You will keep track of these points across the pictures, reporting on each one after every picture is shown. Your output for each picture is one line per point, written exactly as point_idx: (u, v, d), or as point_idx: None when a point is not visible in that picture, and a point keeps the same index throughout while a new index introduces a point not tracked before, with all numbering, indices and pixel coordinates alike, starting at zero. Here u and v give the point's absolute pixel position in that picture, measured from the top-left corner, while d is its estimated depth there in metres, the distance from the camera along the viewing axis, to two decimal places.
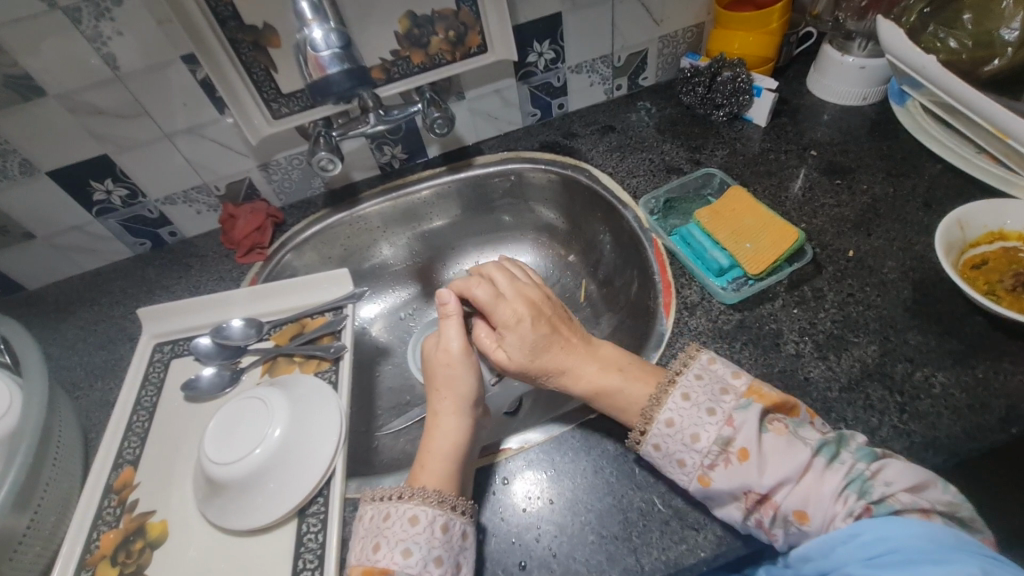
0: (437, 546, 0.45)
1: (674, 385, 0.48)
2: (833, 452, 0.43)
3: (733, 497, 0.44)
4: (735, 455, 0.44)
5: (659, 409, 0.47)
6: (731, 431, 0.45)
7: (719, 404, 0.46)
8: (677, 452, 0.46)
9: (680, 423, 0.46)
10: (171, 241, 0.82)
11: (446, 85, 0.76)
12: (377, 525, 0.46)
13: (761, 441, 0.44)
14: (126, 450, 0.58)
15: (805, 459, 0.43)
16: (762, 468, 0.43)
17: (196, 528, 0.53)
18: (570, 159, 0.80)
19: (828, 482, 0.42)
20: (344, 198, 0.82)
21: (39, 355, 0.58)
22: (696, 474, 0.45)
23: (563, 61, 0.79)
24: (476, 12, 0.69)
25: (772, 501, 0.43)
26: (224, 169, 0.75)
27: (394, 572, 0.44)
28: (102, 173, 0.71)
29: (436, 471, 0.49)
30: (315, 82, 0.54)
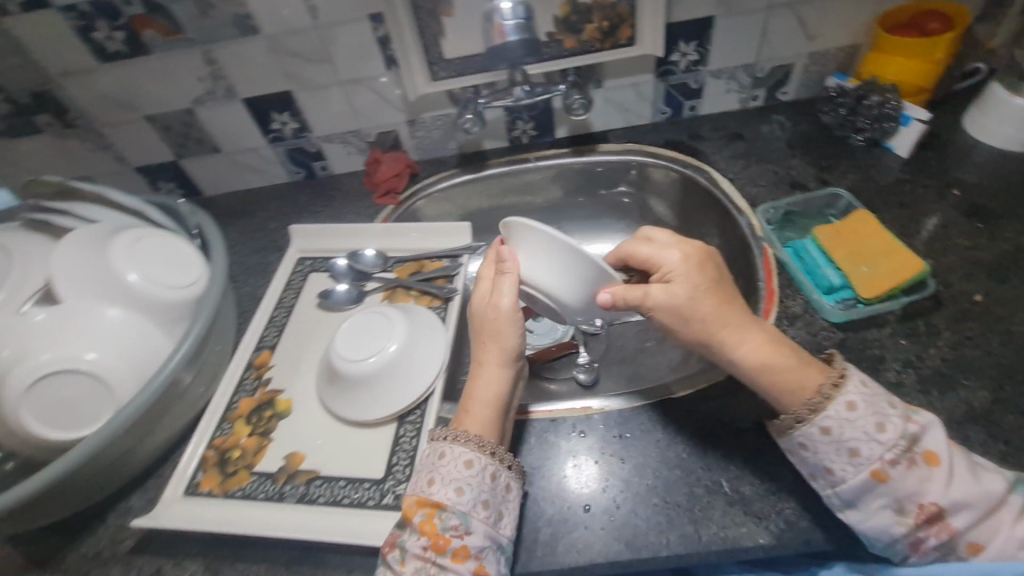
0: (485, 491, 0.49)
1: (842, 382, 0.48)
2: (1017, 490, 0.45)
3: (904, 503, 0.45)
4: (922, 458, 0.45)
5: (838, 394, 0.47)
6: (918, 434, 0.45)
7: (888, 420, 0.46)
8: (850, 441, 0.46)
9: (863, 409, 0.46)
10: (321, 175, 0.94)
11: (589, 72, 0.80)
12: (432, 462, 0.50)
13: (947, 454, 0.45)
14: (268, 336, 0.69)
15: (1000, 491, 0.44)
16: (951, 480, 0.44)
17: (315, 410, 0.62)
18: (692, 159, 0.83)
19: (1020, 527, 0.44)
20: (473, 162, 0.90)
21: (223, 247, 0.65)
22: (872, 468, 0.45)
23: (704, 63, 0.81)
24: (633, 6, 0.72)
25: (946, 522, 0.44)
26: (379, 119, 0.86)
27: (445, 507, 0.48)
28: (284, 106, 0.83)
29: (480, 417, 0.53)
30: (495, 45, 0.62)
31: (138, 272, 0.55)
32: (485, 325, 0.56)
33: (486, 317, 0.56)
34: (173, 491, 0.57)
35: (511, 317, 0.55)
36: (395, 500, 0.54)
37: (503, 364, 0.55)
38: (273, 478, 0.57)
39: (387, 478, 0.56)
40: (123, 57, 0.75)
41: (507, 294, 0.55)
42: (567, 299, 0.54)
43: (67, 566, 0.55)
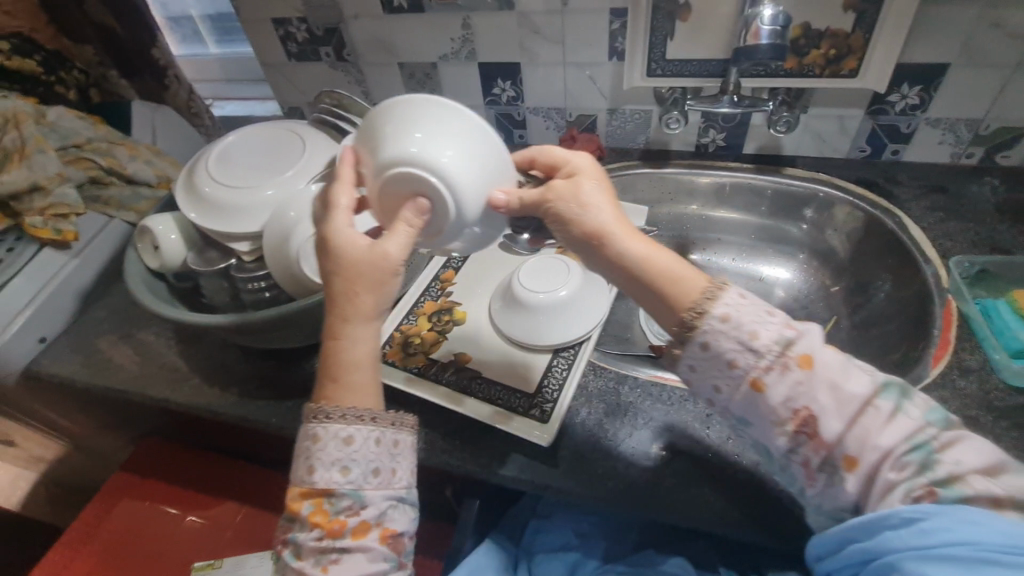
0: (375, 459, 0.49)
1: (723, 290, 0.49)
2: (899, 399, 0.46)
3: (781, 413, 0.46)
4: (795, 360, 0.46)
5: (715, 302, 0.48)
6: (863, 382, 0.46)
7: (763, 327, 0.47)
8: (760, 376, 0.46)
9: (736, 319, 0.47)
10: (516, 142, 1.06)
11: (799, 95, 0.83)
12: (308, 449, 0.48)
13: (880, 399, 0.45)
14: (454, 259, 0.82)
15: (861, 390, 0.45)
16: (831, 385, 0.45)
17: (485, 326, 0.73)
18: (883, 201, 0.82)
19: (888, 435, 0.44)
20: (656, 159, 0.96)
21: None
22: (748, 377, 0.47)
23: (923, 110, 0.80)
24: (867, 40, 0.74)
25: (824, 441, 0.45)
26: (585, 103, 0.95)
27: (334, 492, 0.47)
28: (509, 76, 0.96)
29: (354, 384, 0.50)
30: (745, 47, 0.67)
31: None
32: (355, 267, 0.48)
33: (362, 257, 0.48)
34: None
35: (375, 252, 0.48)
36: (542, 412, 0.63)
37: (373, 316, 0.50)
38: (445, 365, 0.68)
39: (538, 394, 0.64)
40: (402, 11, 0.92)
41: (396, 243, 0.48)
42: (457, 210, 0.48)
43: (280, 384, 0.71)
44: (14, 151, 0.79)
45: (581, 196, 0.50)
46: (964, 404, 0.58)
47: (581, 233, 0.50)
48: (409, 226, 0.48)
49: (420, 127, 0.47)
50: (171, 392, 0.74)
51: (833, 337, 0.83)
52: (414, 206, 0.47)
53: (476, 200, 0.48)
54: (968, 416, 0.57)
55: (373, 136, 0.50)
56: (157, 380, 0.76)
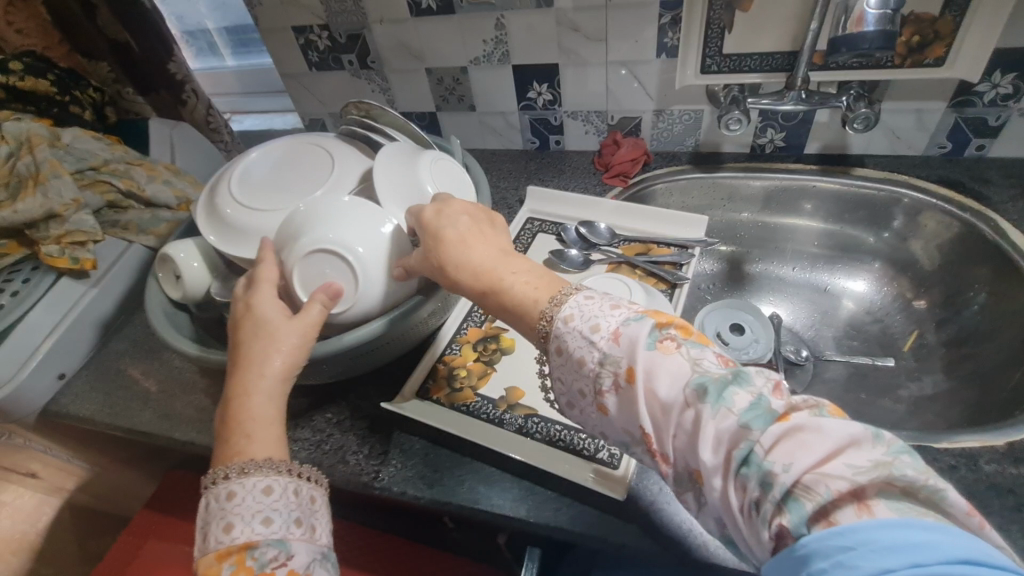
0: (296, 508, 0.44)
1: (569, 296, 0.45)
2: (711, 393, 0.36)
3: (627, 431, 0.41)
4: (625, 376, 0.40)
5: (557, 307, 0.45)
6: (616, 350, 0.41)
7: (588, 348, 0.42)
8: (584, 388, 0.43)
9: (568, 346, 0.43)
10: (552, 148, 0.99)
11: (872, 89, 0.75)
12: (221, 506, 0.43)
13: (650, 363, 0.39)
14: None
15: (670, 391, 0.38)
16: (646, 391, 0.39)
17: (537, 355, 0.66)
18: (973, 203, 0.73)
19: (709, 453, 0.35)
20: (707, 162, 0.89)
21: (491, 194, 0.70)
22: (595, 401, 0.43)
23: (1017, 100, 0.71)
24: (957, 24, 0.66)
25: (665, 454, 0.39)
26: (628, 105, 0.88)
27: (256, 544, 0.41)
28: (545, 78, 0.89)
29: (263, 438, 0.47)
30: (847, 35, 0.61)
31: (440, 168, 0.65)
32: (268, 326, 0.51)
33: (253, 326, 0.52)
34: (410, 388, 0.64)
35: (292, 324, 0.52)
36: (611, 457, 0.56)
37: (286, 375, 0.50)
38: (496, 403, 0.62)
39: (604, 435, 0.58)
40: (430, 13, 0.86)
41: (308, 318, 0.52)
42: (360, 286, 0.56)
43: (315, 424, 0.65)
44: (28, 178, 0.74)
45: (439, 237, 0.52)
46: None
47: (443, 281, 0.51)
48: (322, 305, 0.54)
49: (330, 225, 0.56)
50: (200, 434, 0.69)
51: (917, 354, 0.75)
52: (327, 290, 0.55)
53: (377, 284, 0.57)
54: None
55: (291, 230, 0.58)
56: (185, 420, 0.71)
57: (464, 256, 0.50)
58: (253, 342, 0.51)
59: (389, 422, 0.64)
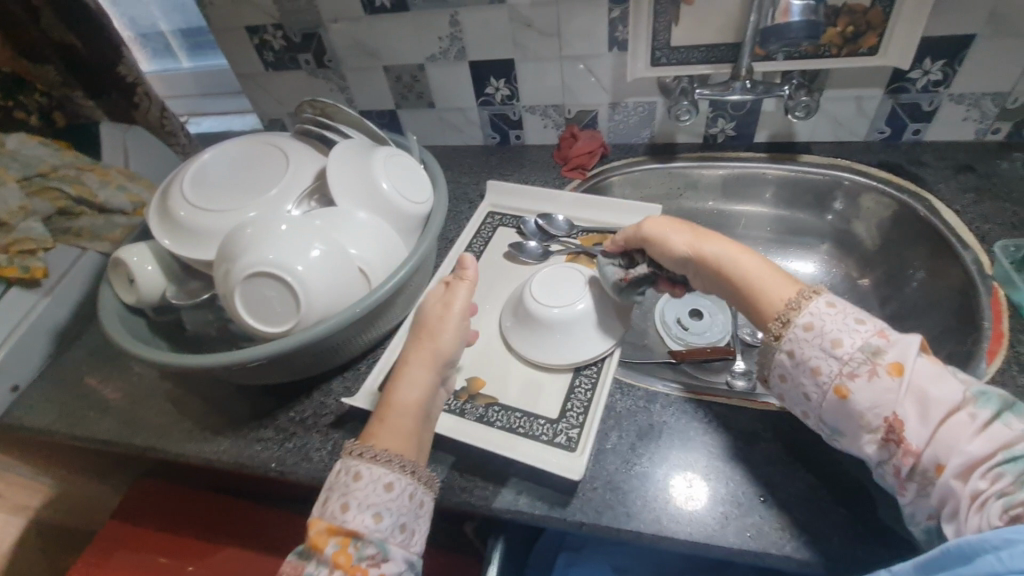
0: (403, 514, 0.48)
1: (813, 297, 0.49)
2: (998, 408, 0.41)
3: (866, 416, 0.44)
4: (883, 368, 0.44)
5: (801, 306, 0.49)
6: (882, 343, 0.45)
7: (848, 335, 0.46)
8: (812, 359, 0.47)
9: (820, 328, 0.47)
10: (513, 143, 1.00)
11: (813, 78, 0.78)
12: (346, 485, 0.47)
13: (914, 364, 0.44)
14: (457, 274, 0.77)
15: (955, 397, 0.42)
16: (910, 388, 0.43)
17: (498, 344, 0.67)
18: (910, 185, 0.77)
19: (976, 445, 0.40)
20: (663, 153, 0.91)
21: (447, 189, 0.71)
22: (831, 385, 0.46)
23: (947, 85, 0.75)
24: (887, 14, 0.69)
25: (913, 446, 0.42)
26: (584, 98, 0.90)
27: (360, 535, 0.45)
28: (502, 74, 0.90)
29: (399, 432, 0.50)
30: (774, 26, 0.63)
31: (389, 181, 0.63)
32: (425, 325, 0.56)
33: (434, 316, 0.57)
34: (372, 383, 0.64)
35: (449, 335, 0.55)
36: (568, 440, 0.57)
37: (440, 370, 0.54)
38: (455, 393, 0.62)
39: (562, 419, 0.59)
40: (385, 11, 0.86)
41: (452, 328, 0.56)
42: (305, 306, 0.56)
43: (278, 424, 0.65)
44: None
45: (672, 251, 0.58)
46: None
47: (707, 281, 0.56)
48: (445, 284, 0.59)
49: (271, 244, 0.55)
50: (160, 439, 0.67)
51: None
52: (461, 266, 0.58)
53: (324, 300, 0.57)
54: None
55: (232, 249, 0.57)
56: (145, 426, 0.70)
57: (721, 259, 0.54)
58: (420, 335, 0.56)
59: (354, 419, 0.64)
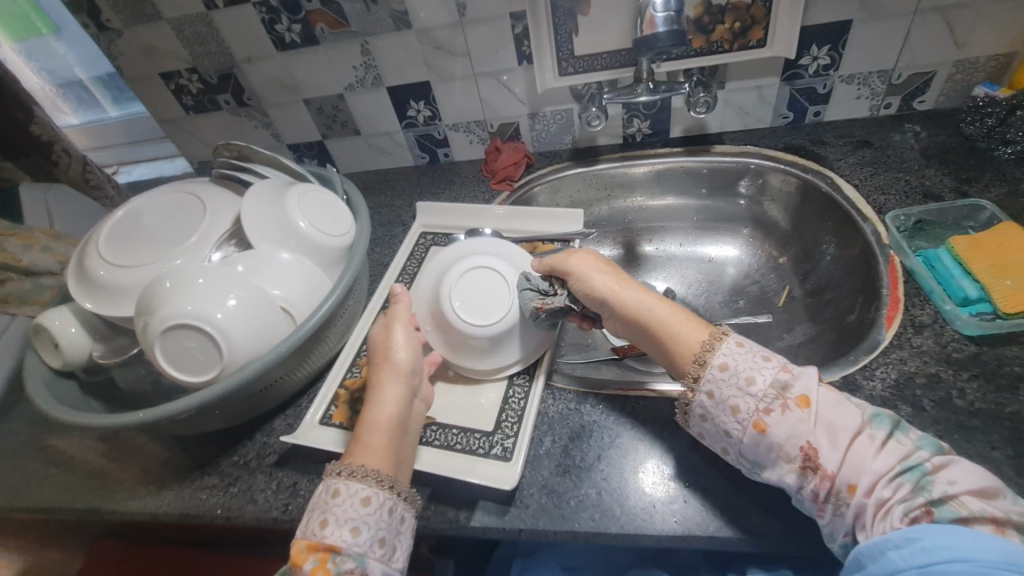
0: (382, 528, 0.49)
1: (723, 340, 0.52)
2: (891, 428, 0.46)
3: (784, 450, 0.47)
4: (793, 402, 0.47)
5: (714, 353, 0.51)
6: (788, 377, 0.49)
7: (759, 372, 0.49)
8: (730, 399, 0.49)
9: (733, 368, 0.50)
10: (443, 160, 1.02)
11: (713, 73, 0.82)
12: (325, 501, 0.50)
13: (817, 394, 0.48)
14: (392, 298, 0.78)
15: (856, 419, 0.47)
16: (818, 416, 0.47)
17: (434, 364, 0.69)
18: (813, 164, 0.81)
19: (881, 461, 0.45)
20: (586, 157, 0.94)
21: (368, 219, 0.73)
22: (751, 421, 0.48)
23: (835, 68, 0.80)
24: (768, 9, 0.73)
25: (828, 471, 0.45)
26: (503, 111, 0.92)
27: (339, 549, 0.47)
28: (421, 96, 0.92)
29: (375, 446, 0.53)
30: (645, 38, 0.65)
31: (306, 220, 0.64)
32: (382, 348, 0.60)
33: (382, 340, 0.61)
34: (311, 418, 0.65)
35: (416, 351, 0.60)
36: (503, 451, 0.59)
37: (409, 383, 0.58)
38: None
39: (497, 431, 0.61)
40: (295, 46, 0.87)
41: (409, 343, 0.60)
42: (233, 353, 0.57)
43: (222, 469, 0.65)
44: None
45: (593, 292, 0.61)
46: (924, 361, 0.56)
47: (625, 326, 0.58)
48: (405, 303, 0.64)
49: (190, 295, 0.56)
50: (104, 499, 0.67)
51: (789, 308, 0.82)
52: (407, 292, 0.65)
53: (252, 346, 0.58)
54: (927, 372, 0.55)
55: (150, 303, 0.57)
56: (87, 489, 0.69)
57: (640, 307, 0.57)
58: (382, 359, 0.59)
59: (297, 456, 0.64)
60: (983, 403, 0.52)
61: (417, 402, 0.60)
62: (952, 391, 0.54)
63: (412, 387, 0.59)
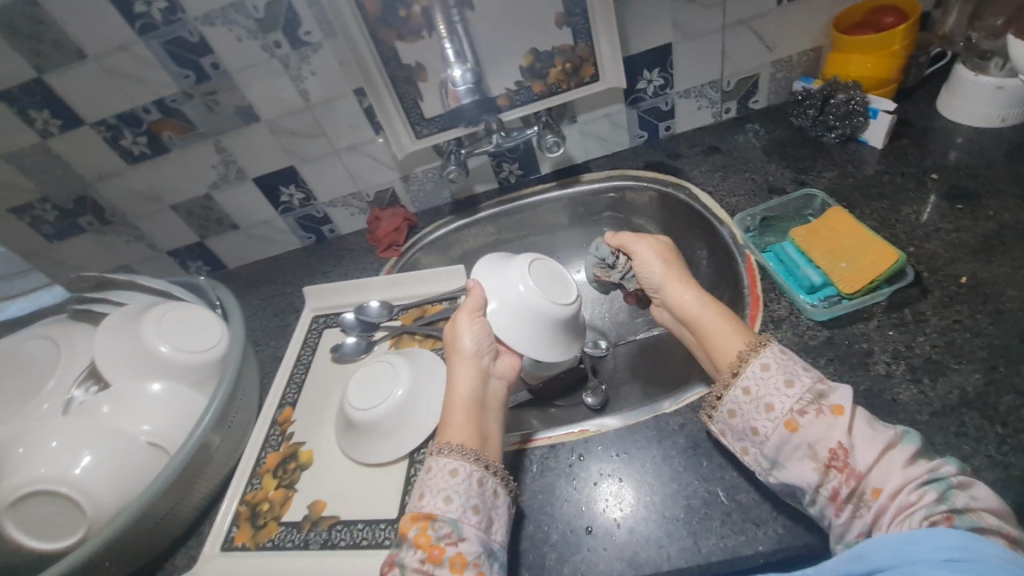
0: (474, 497, 0.51)
1: (767, 346, 0.52)
2: (919, 445, 0.45)
3: (811, 449, 0.47)
4: (828, 408, 0.47)
5: (756, 355, 0.52)
6: (825, 387, 0.49)
7: (798, 376, 0.49)
8: (766, 397, 0.50)
9: (775, 368, 0.50)
10: (330, 236, 1.01)
11: (561, 110, 0.85)
12: (421, 477, 0.53)
13: (852, 410, 0.47)
14: (288, 395, 0.75)
15: (887, 438, 0.45)
16: (851, 429, 0.46)
17: (335, 457, 0.67)
18: (671, 178, 0.85)
19: (911, 472, 0.44)
20: (466, 207, 0.95)
21: (241, 325, 0.71)
22: (783, 419, 0.48)
23: (671, 87, 0.85)
24: (591, 46, 0.78)
25: (854, 471, 0.45)
26: (375, 180, 0.92)
27: (436, 518, 0.49)
28: (289, 181, 0.91)
29: (460, 428, 0.55)
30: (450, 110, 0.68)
31: (169, 343, 0.62)
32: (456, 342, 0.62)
33: (449, 334, 0.63)
34: (211, 547, 0.61)
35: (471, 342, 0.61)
36: None
37: (477, 362, 0.60)
38: (297, 525, 0.61)
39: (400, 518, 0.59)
40: (146, 157, 0.85)
41: (469, 335, 0.62)
42: (99, 506, 0.53)
43: None
44: None
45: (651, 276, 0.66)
46: None
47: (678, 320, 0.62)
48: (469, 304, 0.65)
49: (42, 454, 0.52)
50: None
51: None
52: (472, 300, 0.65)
53: (119, 492, 0.54)
54: None
55: None
56: None
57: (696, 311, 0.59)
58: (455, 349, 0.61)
59: None
60: (842, 386, 0.55)
61: (494, 378, 0.63)
62: None
63: (481, 368, 0.61)
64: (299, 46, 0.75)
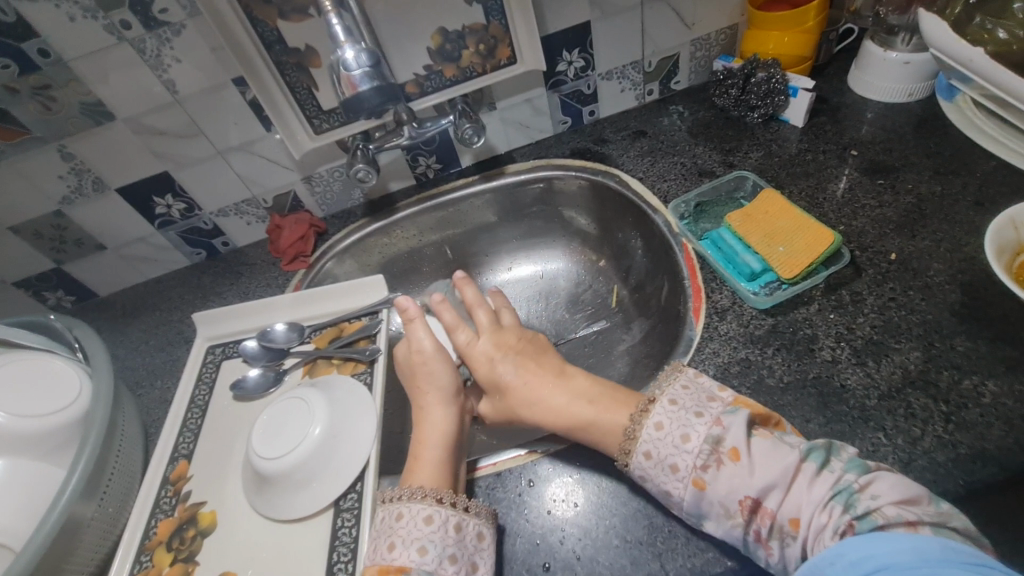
0: (451, 545, 0.47)
1: (654, 403, 0.49)
2: (822, 459, 0.43)
3: (724, 505, 0.43)
4: (726, 455, 0.44)
5: (647, 416, 0.49)
6: (720, 431, 0.45)
7: (692, 428, 0.46)
8: (668, 457, 0.46)
9: (669, 426, 0.47)
10: (224, 251, 0.88)
11: (477, 97, 0.78)
12: (389, 524, 0.48)
13: (749, 446, 0.44)
14: (181, 444, 0.62)
15: (793, 462, 0.43)
16: (753, 469, 0.43)
17: (245, 517, 0.56)
18: (599, 165, 0.81)
19: (817, 489, 0.42)
20: (381, 208, 0.86)
21: (110, 371, 0.57)
22: (689, 479, 0.45)
23: (592, 68, 0.80)
24: (505, 25, 0.71)
25: (767, 509, 0.42)
26: (272, 183, 0.80)
27: (410, 570, 0.45)
28: (164, 189, 0.77)
29: (433, 472, 0.52)
30: (348, 99, 0.57)
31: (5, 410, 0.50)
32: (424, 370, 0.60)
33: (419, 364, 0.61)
34: None
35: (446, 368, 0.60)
36: None
37: (457, 403, 0.59)
38: None
39: None
40: None
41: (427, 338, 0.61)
42: None
43: None
44: None
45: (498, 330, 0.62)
46: (734, 347, 0.56)
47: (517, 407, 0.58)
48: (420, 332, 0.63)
49: None
50: None
51: (621, 309, 0.81)
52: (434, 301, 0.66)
53: None
54: (739, 359, 0.55)
55: None
56: None
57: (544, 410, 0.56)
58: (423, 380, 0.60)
59: None
60: (791, 375, 0.53)
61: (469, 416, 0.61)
62: (763, 371, 0.54)
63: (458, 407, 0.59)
64: (155, 26, 0.62)
